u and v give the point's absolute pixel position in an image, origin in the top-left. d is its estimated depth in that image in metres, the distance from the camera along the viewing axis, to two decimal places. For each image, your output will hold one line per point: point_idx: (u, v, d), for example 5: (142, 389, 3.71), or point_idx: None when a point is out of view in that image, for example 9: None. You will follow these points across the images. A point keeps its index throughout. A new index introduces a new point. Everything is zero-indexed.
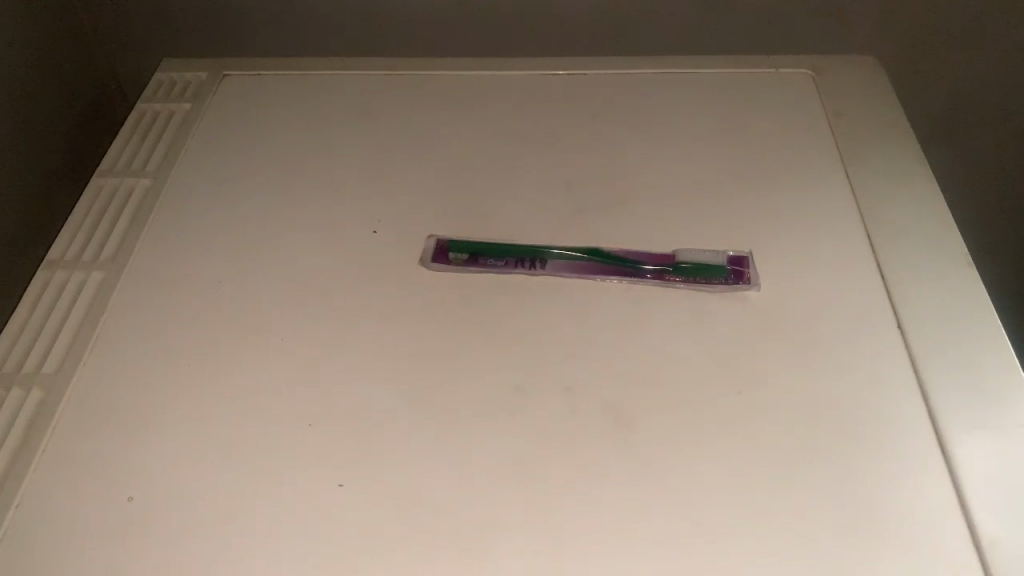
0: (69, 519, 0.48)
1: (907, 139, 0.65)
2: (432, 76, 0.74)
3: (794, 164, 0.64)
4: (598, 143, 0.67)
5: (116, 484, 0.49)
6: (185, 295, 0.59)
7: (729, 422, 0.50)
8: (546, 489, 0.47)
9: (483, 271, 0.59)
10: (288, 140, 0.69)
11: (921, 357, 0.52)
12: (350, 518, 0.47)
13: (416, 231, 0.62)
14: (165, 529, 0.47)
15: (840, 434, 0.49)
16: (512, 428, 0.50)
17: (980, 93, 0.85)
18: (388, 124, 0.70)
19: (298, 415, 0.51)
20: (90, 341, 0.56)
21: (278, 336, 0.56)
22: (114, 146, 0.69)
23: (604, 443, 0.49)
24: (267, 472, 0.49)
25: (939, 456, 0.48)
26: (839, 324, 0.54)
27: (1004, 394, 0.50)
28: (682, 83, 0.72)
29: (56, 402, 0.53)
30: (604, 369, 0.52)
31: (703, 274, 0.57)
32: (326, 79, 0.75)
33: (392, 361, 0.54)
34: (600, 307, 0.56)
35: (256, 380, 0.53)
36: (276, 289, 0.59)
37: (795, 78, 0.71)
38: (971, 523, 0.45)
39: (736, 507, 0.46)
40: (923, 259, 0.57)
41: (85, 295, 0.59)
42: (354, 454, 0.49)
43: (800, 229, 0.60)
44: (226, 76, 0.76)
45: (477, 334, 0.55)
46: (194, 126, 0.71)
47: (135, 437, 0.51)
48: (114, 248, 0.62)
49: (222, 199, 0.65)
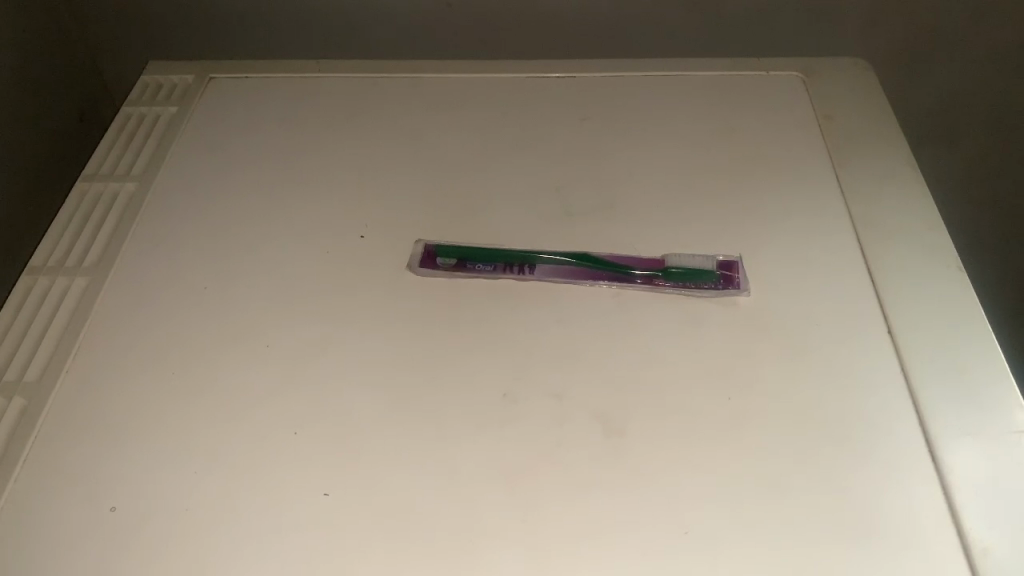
0: (50, 529, 0.47)
1: (899, 144, 0.65)
2: (420, 78, 0.74)
3: (785, 167, 0.64)
4: (587, 146, 0.67)
5: (101, 492, 0.48)
6: (170, 301, 0.58)
7: (718, 431, 0.49)
8: (534, 499, 0.46)
9: (472, 277, 0.58)
10: (276, 143, 0.69)
11: (913, 364, 0.52)
12: (337, 531, 0.46)
13: (405, 234, 0.61)
14: (147, 540, 0.46)
15: (831, 440, 0.48)
16: (500, 436, 0.49)
17: (973, 94, 0.85)
18: (377, 127, 0.70)
19: (287, 422, 0.51)
20: (72, 348, 0.55)
21: (263, 342, 0.55)
22: (99, 150, 0.68)
23: (593, 450, 0.48)
24: (255, 477, 0.48)
25: (930, 462, 0.47)
26: (828, 330, 0.54)
27: (993, 401, 0.49)
28: (672, 86, 0.71)
29: (39, 409, 0.52)
30: (595, 376, 0.52)
31: (693, 279, 0.57)
32: (314, 82, 0.74)
33: (380, 367, 0.53)
34: (590, 312, 0.56)
35: (243, 387, 0.53)
36: (263, 294, 0.58)
37: (786, 82, 0.71)
38: (965, 531, 0.44)
39: (726, 515, 0.46)
40: (914, 265, 0.57)
41: (69, 302, 0.58)
42: (338, 465, 0.48)
43: (791, 233, 0.59)
44: (214, 78, 0.75)
45: (466, 340, 0.54)
46: (181, 129, 0.70)
47: (120, 444, 0.50)
48: (99, 254, 0.61)
49: (208, 202, 0.65)
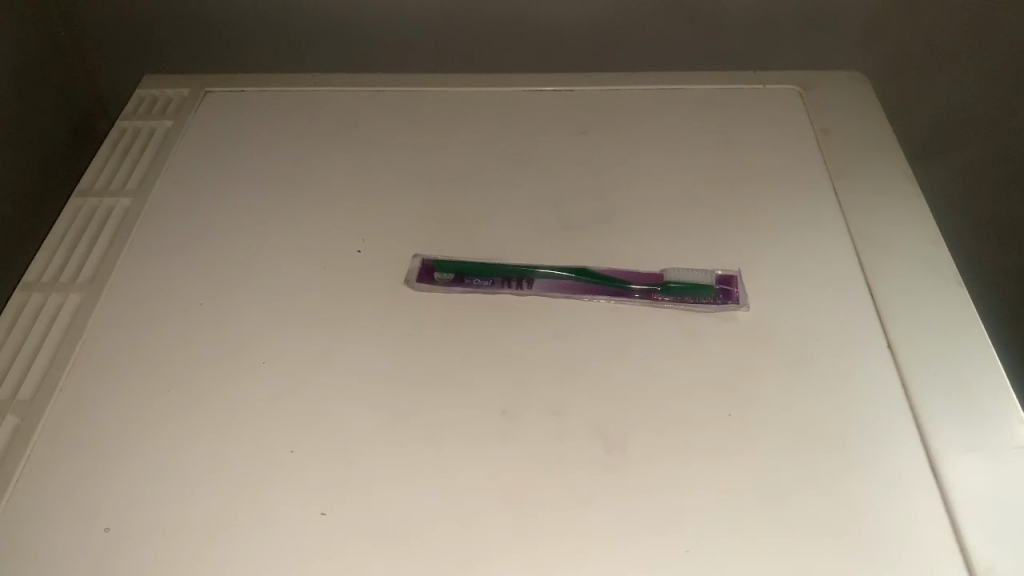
0: (43, 547, 0.46)
1: (895, 156, 0.65)
2: (418, 91, 0.73)
3: (782, 180, 0.64)
4: (584, 159, 0.67)
5: (96, 509, 0.48)
6: (166, 316, 0.58)
7: (720, 446, 0.49)
8: (534, 515, 0.46)
9: (469, 292, 0.58)
10: (272, 156, 0.69)
11: (914, 377, 0.51)
12: (337, 542, 0.45)
13: (402, 249, 0.61)
14: (143, 557, 0.46)
15: (833, 455, 0.48)
16: (499, 450, 0.49)
17: (972, 106, 0.85)
18: (376, 140, 0.69)
19: (282, 441, 0.50)
20: (67, 364, 0.55)
21: (260, 357, 0.55)
22: (94, 164, 0.68)
23: (593, 463, 0.48)
24: (253, 492, 0.48)
25: (930, 475, 0.47)
26: (828, 343, 0.53)
27: (995, 416, 0.49)
28: (670, 99, 0.71)
29: (33, 427, 0.52)
30: (594, 391, 0.52)
31: (692, 293, 0.57)
32: (311, 94, 0.74)
33: (377, 383, 0.53)
34: (589, 326, 0.55)
35: (239, 402, 0.52)
36: (259, 308, 0.58)
37: (784, 94, 0.71)
38: (967, 548, 0.44)
39: (728, 526, 0.45)
40: (914, 278, 0.57)
41: (63, 318, 0.57)
42: (337, 481, 0.48)
43: (789, 246, 0.59)
44: (209, 93, 0.75)
45: (466, 354, 0.54)
46: (175, 143, 0.70)
47: (113, 463, 0.50)
48: (93, 268, 0.61)
49: (203, 216, 0.64)
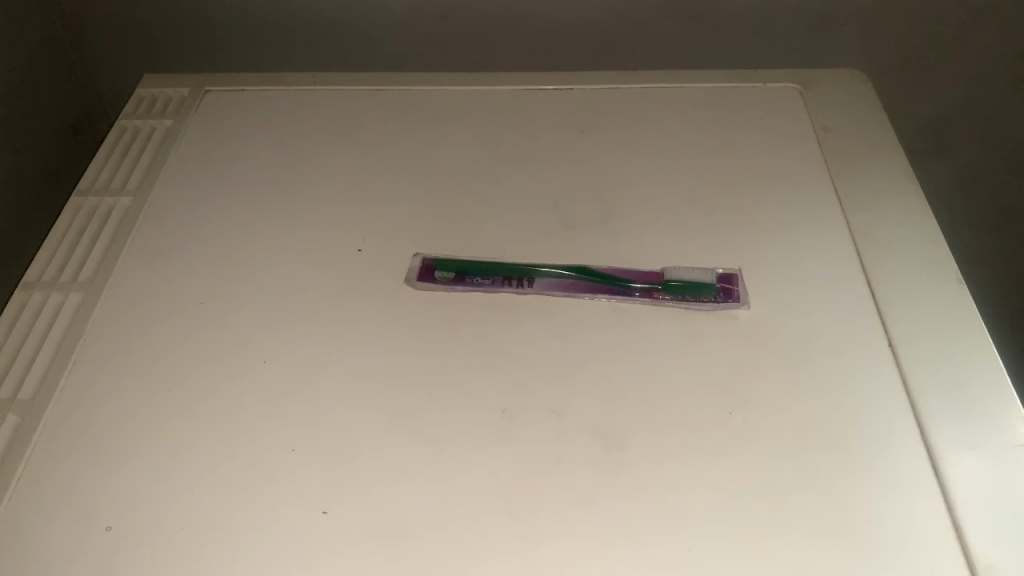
0: (43, 547, 0.46)
1: (895, 155, 0.65)
2: (418, 90, 0.73)
3: (782, 179, 0.64)
4: (584, 158, 0.67)
5: (96, 507, 0.48)
6: (166, 316, 0.58)
7: (720, 445, 0.49)
8: (534, 515, 0.46)
9: (469, 290, 0.58)
10: (272, 156, 0.69)
11: (915, 377, 0.51)
12: (337, 542, 0.45)
13: (402, 248, 0.61)
14: (144, 557, 0.46)
15: (834, 455, 0.48)
16: (499, 449, 0.49)
17: (972, 106, 0.85)
18: (376, 139, 0.69)
19: (282, 440, 0.50)
20: (67, 364, 0.55)
21: (261, 356, 0.55)
22: (94, 163, 0.68)
23: (592, 462, 0.48)
24: (253, 491, 0.48)
25: (931, 475, 0.47)
26: (828, 343, 0.53)
27: (995, 416, 0.49)
28: (669, 98, 0.71)
29: (33, 427, 0.52)
30: (595, 390, 0.52)
31: (692, 292, 0.57)
32: (311, 94, 0.74)
33: (378, 382, 0.53)
34: (589, 325, 0.55)
35: (240, 402, 0.52)
36: (259, 308, 0.58)
37: (784, 93, 0.71)
38: (967, 548, 0.44)
39: (728, 525, 0.45)
40: (914, 277, 0.57)
41: (63, 318, 0.57)
42: (337, 481, 0.48)
43: (789, 245, 0.59)
44: (209, 92, 0.75)
45: (466, 354, 0.54)
46: (175, 143, 0.70)
47: (114, 461, 0.50)
48: (93, 267, 0.61)
49: (204, 215, 0.64)
